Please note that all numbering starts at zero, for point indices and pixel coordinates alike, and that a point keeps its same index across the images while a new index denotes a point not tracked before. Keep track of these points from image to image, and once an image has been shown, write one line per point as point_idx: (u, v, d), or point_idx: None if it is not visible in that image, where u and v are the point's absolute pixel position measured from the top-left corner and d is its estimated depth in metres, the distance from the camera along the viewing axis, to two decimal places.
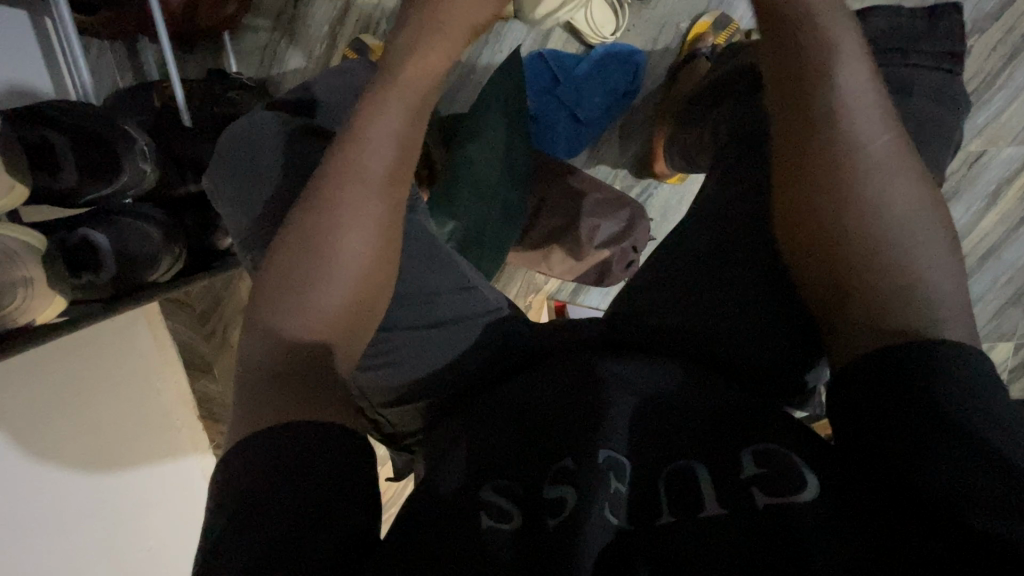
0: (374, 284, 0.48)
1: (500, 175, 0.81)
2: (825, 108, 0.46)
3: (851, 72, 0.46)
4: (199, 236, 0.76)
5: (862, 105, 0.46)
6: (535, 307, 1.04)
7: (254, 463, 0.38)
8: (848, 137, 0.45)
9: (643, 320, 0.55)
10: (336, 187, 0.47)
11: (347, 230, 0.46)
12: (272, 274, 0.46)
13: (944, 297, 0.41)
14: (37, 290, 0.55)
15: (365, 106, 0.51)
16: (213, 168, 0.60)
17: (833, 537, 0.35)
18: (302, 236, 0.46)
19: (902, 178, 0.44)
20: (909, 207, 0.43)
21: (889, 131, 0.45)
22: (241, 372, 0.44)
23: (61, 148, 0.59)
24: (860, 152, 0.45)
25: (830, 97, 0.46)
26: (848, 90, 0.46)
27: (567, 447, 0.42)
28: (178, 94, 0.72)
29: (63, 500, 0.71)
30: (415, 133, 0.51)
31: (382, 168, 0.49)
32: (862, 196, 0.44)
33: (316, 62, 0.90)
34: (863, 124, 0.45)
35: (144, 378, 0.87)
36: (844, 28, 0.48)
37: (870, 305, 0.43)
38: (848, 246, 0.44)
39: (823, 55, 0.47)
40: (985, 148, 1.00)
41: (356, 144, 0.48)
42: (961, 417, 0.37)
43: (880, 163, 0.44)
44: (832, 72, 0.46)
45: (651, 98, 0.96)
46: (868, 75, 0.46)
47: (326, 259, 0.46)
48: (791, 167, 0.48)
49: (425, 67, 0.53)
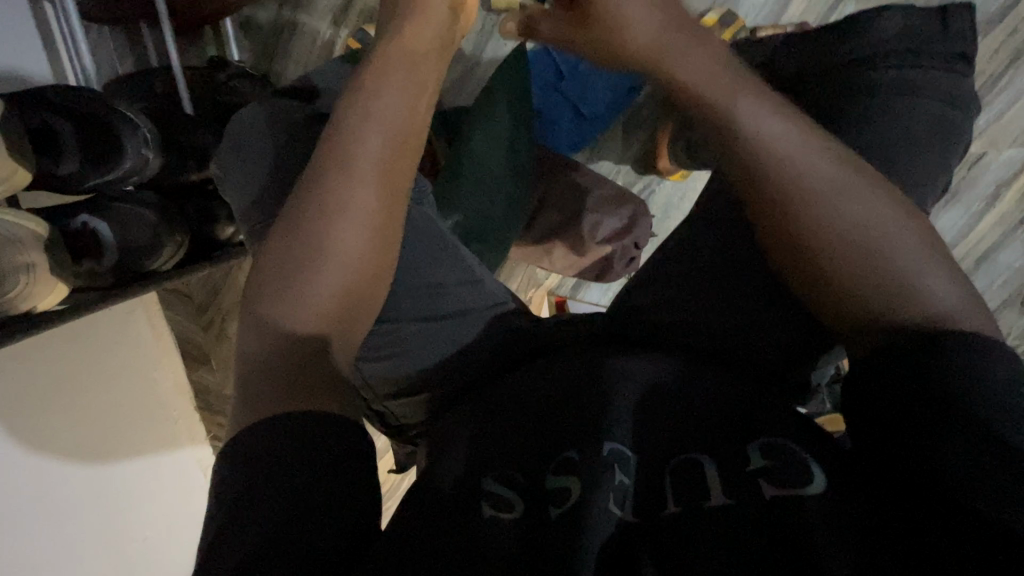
0: (375, 278, 0.48)
1: (504, 168, 0.80)
2: (762, 149, 0.47)
3: (769, 115, 0.48)
4: (200, 225, 0.76)
5: (794, 140, 0.46)
6: (535, 301, 1.05)
7: (261, 450, 0.38)
8: (791, 171, 0.46)
9: (649, 315, 0.55)
10: (335, 180, 0.47)
11: (348, 222, 0.46)
12: (273, 268, 0.46)
13: (943, 294, 0.42)
14: (38, 277, 0.55)
15: (354, 99, 0.50)
16: (221, 155, 0.59)
17: (839, 529, 0.35)
18: (303, 227, 0.46)
19: (858, 192, 0.45)
20: (870, 218, 0.44)
21: (829, 156, 0.46)
22: (242, 361, 0.44)
23: (62, 133, 0.59)
24: (805, 179, 0.45)
25: (763, 139, 0.47)
26: (774, 131, 0.47)
27: (569, 439, 0.42)
28: (180, 83, 0.73)
29: (53, 489, 0.70)
30: (409, 124, 0.51)
31: (376, 161, 0.48)
32: (825, 220, 0.44)
33: (319, 52, 0.89)
34: (800, 157, 0.46)
35: (140, 370, 0.84)
36: (745, 84, 0.50)
37: (864, 310, 0.43)
38: (822, 267, 0.44)
39: (741, 105, 0.48)
40: (985, 150, 1.01)
41: (347, 140, 0.48)
42: (972, 410, 0.36)
43: (828, 187, 0.45)
44: (755, 119, 0.47)
45: (656, 94, 0.96)
46: (785, 115, 0.48)
47: (327, 255, 0.45)
48: (747, 205, 0.48)
49: (409, 55, 0.52)
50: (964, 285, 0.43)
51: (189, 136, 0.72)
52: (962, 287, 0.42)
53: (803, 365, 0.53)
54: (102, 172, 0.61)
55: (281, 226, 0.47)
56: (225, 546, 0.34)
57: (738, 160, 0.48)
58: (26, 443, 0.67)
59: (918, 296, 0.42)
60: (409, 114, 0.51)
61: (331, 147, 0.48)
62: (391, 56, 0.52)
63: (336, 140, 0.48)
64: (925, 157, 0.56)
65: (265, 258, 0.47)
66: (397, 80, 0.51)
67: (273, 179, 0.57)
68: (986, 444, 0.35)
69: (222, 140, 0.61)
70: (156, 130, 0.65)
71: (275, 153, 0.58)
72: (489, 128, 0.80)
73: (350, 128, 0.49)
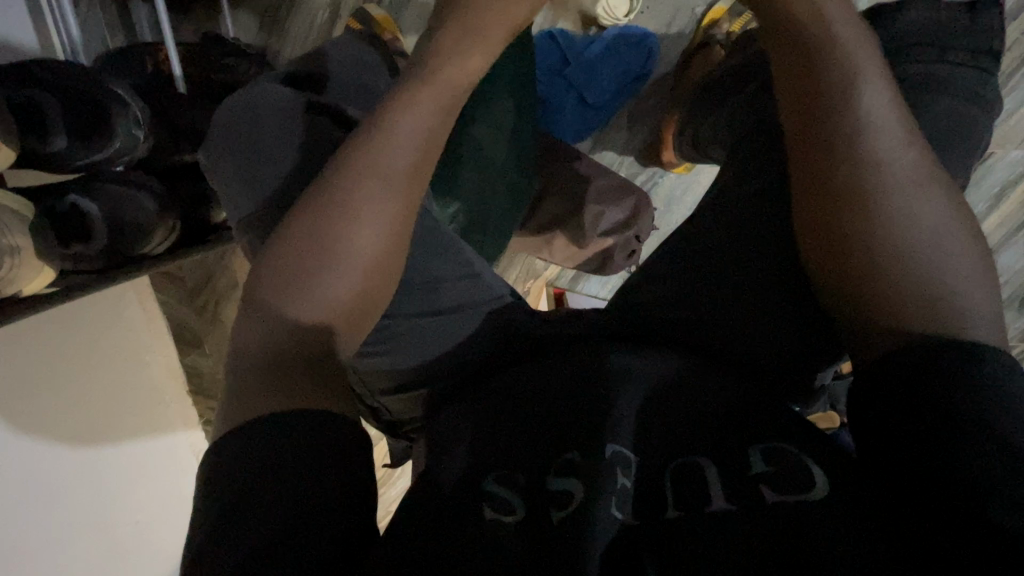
0: (389, 274, 0.47)
1: (506, 157, 0.79)
2: (843, 129, 0.45)
3: (873, 94, 0.46)
4: (192, 208, 0.74)
5: (880, 127, 0.45)
6: (533, 293, 1.03)
7: (248, 450, 0.37)
8: (869, 156, 0.44)
9: (652, 313, 0.54)
10: (365, 170, 0.46)
11: (370, 214, 0.45)
12: (305, 252, 0.44)
13: (979, 309, 0.40)
14: (24, 259, 0.53)
15: (397, 101, 0.49)
16: (212, 141, 0.58)
17: (844, 537, 0.35)
18: (323, 212, 0.45)
19: (927, 193, 0.43)
20: (934, 220, 0.42)
21: (909, 151, 0.44)
22: (236, 356, 0.43)
23: (49, 109, 0.56)
24: (878, 167, 0.44)
25: (851, 118, 0.45)
26: (870, 112, 0.45)
27: (574, 440, 0.41)
28: (173, 60, 0.71)
29: (49, 474, 0.68)
30: (450, 130, 0.50)
31: (412, 160, 0.47)
32: (882, 212, 0.43)
33: (319, 29, 0.87)
34: (882, 145, 0.44)
35: (132, 349, 0.85)
36: (860, 57, 0.47)
37: (896, 309, 0.42)
38: (864, 258, 0.43)
39: (843, 79, 0.46)
40: (991, 150, 1.00)
41: (397, 132, 0.47)
42: (977, 418, 0.36)
43: (903, 180, 0.43)
44: (854, 95, 0.46)
45: (662, 83, 0.94)
46: (885, 100, 0.46)
47: (338, 244, 0.44)
48: (807, 186, 0.47)
49: (461, 63, 0.52)
50: (994, 297, 0.41)
51: (183, 116, 0.71)
52: (992, 302, 0.41)
53: (807, 367, 0.52)
54: (91, 151, 0.59)
55: (298, 210, 0.46)
56: (215, 546, 0.33)
57: (813, 132, 0.47)
58: (24, 432, 0.65)
59: (957, 308, 0.40)
60: (449, 113, 0.50)
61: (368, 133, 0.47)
62: (439, 62, 0.51)
63: (375, 130, 0.47)
64: (948, 156, 0.54)
65: (277, 239, 0.45)
66: (449, 86, 0.50)
67: (266, 165, 0.56)
68: (991, 450, 0.35)
69: (213, 122, 0.59)
70: (146, 109, 0.64)
71: (271, 135, 0.56)
72: (491, 113, 0.77)
73: (388, 120, 0.48)
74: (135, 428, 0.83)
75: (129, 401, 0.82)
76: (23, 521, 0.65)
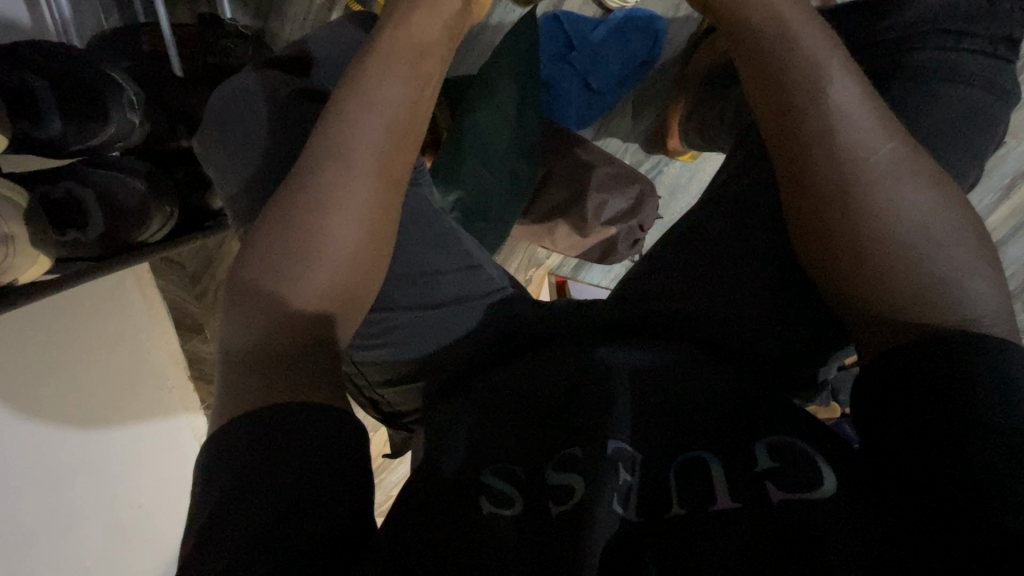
0: (364, 270, 0.46)
1: (507, 144, 0.77)
2: (817, 124, 0.44)
3: (841, 86, 0.45)
4: (190, 194, 0.73)
5: (858, 120, 0.44)
6: (535, 281, 1.03)
7: (248, 441, 0.36)
8: (851, 151, 0.43)
9: (654, 304, 0.53)
10: (326, 162, 0.45)
11: (327, 216, 0.44)
12: (274, 242, 0.44)
13: (977, 297, 0.40)
14: (20, 248, 0.54)
15: (355, 79, 0.48)
16: (203, 131, 0.57)
17: (857, 542, 0.34)
18: (281, 222, 0.44)
19: (913, 182, 0.42)
20: (920, 210, 0.42)
21: (894, 137, 0.44)
22: (225, 357, 0.42)
23: (41, 90, 0.54)
24: (855, 163, 0.43)
25: (821, 115, 0.44)
26: (839, 104, 0.44)
27: (575, 437, 0.41)
28: (169, 43, 0.70)
29: (56, 457, 0.69)
30: (416, 107, 0.49)
31: (365, 152, 0.46)
32: (866, 208, 0.42)
33: (316, 13, 0.84)
34: (858, 136, 0.43)
35: (133, 334, 0.85)
36: (823, 47, 0.46)
37: (893, 306, 0.41)
38: (853, 257, 0.43)
39: (806, 75, 0.46)
40: (1005, 139, 0.99)
41: (355, 116, 0.46)
42: (989, 415, 0.35)
43: (884, 172, 0.43)
44: (821, 89, 0.45)
45: (668, 68, 0.93)
46: (860, 91, 0.45)
47: (301, 248, 0.43)
48: (789, 187, 0.46)
49: (415, 44, 0.50)
50: (998, 286, 0.41)
51: (179, 101, 0.69)
52: (1000, 295, 0.40)
53: (810, 364, 0.52)
54: (89, 136, 0.58)
55: (252, 232, 0.45)
56: (216, 542, 0.33)
57: (784, 131, 0.46)
58: (30, 415, 0.66)
59: (959, 298, 0.40)
60: (408, 103, 0.49)
61: (335, 119, 0.46)
62: (387, 40, 0.50)
63: (338, 120, 0.46)
64: (961, 146, 0.53)
65: (240, 253, 0.45)
66: (414, 75, 0.49)
67: (260, 153, 0.55)
68: (994, 450, 0.34)
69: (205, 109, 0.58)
70: (140, 94, 0.64)
71: (263, 123, 0.55)
72: (494, 103, 0.76)
73: (342, 115, 0.46)
74: (138, 413, 0.83)
75: (131, 387, 0.82)
76: (34, 499, 0.65)
